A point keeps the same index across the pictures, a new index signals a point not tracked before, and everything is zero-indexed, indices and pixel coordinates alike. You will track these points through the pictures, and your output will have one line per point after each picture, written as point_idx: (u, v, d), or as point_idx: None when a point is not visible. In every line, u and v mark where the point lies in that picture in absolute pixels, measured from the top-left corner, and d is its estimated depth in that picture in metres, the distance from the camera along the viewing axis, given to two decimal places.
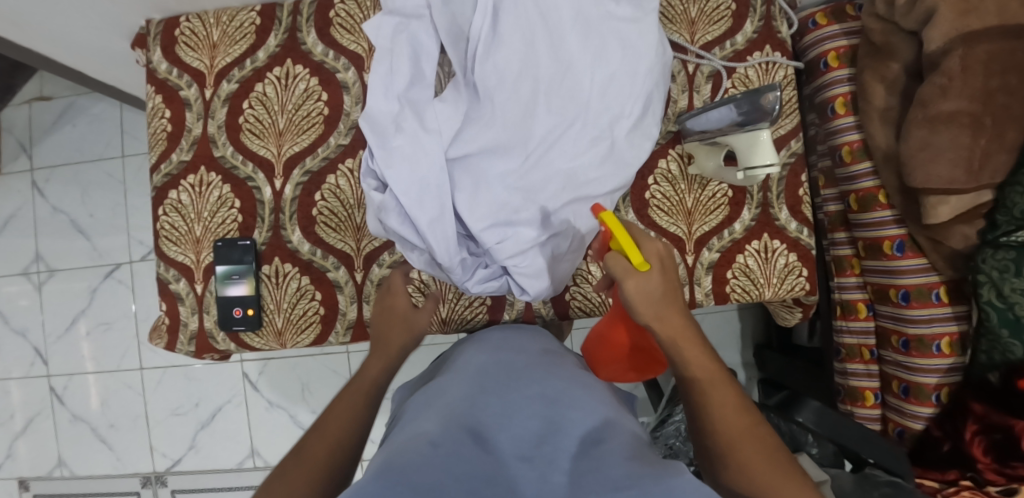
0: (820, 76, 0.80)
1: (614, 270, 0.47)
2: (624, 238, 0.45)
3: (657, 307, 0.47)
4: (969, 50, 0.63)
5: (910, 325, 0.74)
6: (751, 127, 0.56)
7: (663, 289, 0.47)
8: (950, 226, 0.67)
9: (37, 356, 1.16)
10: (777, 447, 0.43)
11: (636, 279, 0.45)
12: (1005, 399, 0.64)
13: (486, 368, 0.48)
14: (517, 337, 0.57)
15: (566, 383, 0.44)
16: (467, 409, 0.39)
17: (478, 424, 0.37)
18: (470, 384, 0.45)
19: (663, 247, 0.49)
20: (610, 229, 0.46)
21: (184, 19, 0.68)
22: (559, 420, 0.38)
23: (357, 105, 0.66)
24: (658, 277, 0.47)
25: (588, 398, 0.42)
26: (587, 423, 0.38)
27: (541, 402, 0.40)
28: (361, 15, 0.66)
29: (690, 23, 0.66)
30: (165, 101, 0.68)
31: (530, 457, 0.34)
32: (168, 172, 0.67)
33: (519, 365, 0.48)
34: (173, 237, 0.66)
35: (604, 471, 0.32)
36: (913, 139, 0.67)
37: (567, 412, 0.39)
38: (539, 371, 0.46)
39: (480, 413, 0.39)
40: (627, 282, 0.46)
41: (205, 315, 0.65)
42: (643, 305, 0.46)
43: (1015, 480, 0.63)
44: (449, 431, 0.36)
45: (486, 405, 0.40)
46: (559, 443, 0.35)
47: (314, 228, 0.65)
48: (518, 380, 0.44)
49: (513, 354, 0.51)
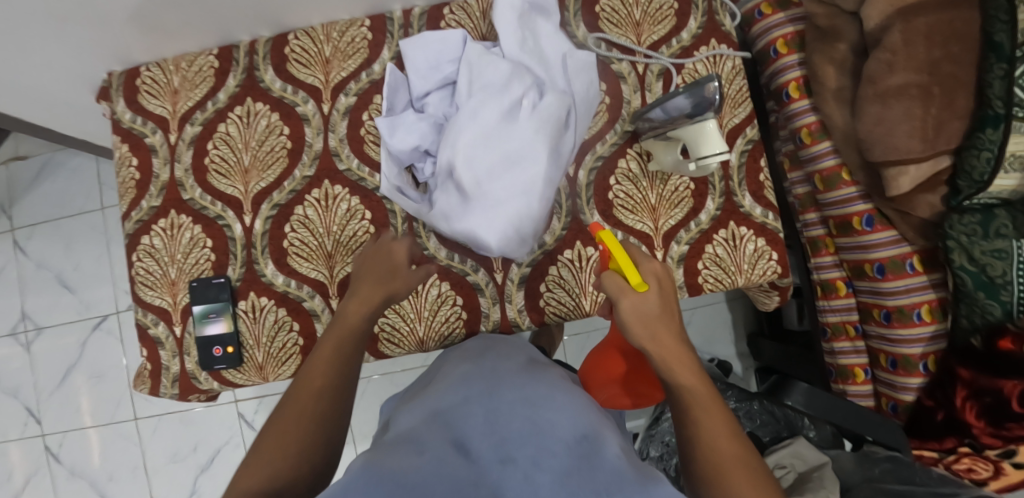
0: (771, 64, 0.82)
1: (610, 288, 0.49)
2: (621, 257, 0.48)
3: (651, 328, 0.47)
4: (909, 24, 0.65)
5: (890, 298, 0.75)
6: (700, 117, 0.56)
7: (661, 312, 0.47)
8: (913, 195, 0.68)
9: (31, 416, 1.15)
10: (769, 480, 0.40)
11: (632, 297, 0.47)
12: (989, 362, 0.65)
13: (469, 375, 0.49)
14: (500, 345, 0.57)
15: (548, 387, 0.45)
16: (452, 420, 0.41)
17: (462, 434, 0.39)
18: (454, 392, 0.46)
19: (661, 266, 0.50)
20: (606, 243, 0.49)
21: (145, 68, 0.70)
22: (541, 421, 0.39)
23: (319, 135, 0.67)
24: (656, 297, 0.48)
25: (569, 399, 0.44)
26: (571, 422, 0.40)
27: (524, 406, 0.42)
28: (316, 48, 0.68)
29: (635, 26, 0.68)
30: (132, 149, 0.69)
31: (512, 461, 0.35)
32: (139, 219, 0.68)
33: (502, 372, 0.49)
34: (148, 281, 0.66)
35: (589, 475, 0.34)
36: (868, 115, 0.68)
37: (548, 412, 0.40)
38: (524, 377, 0.47)
39: (464, 421, 0.40)
40: (623, 301, 0.48)
41: (186, 357, 0.65)
42: (637, 325, 0.47)
43: (1011, 441, 0.64)
44: (435, 439, 0.38)
45: (470, 414, 0.41)
46: (544, 444, 0.36)
47: (286, 260, 0.66)
48: (499, 386, 0.45)
49: (497, 361, 0.51)
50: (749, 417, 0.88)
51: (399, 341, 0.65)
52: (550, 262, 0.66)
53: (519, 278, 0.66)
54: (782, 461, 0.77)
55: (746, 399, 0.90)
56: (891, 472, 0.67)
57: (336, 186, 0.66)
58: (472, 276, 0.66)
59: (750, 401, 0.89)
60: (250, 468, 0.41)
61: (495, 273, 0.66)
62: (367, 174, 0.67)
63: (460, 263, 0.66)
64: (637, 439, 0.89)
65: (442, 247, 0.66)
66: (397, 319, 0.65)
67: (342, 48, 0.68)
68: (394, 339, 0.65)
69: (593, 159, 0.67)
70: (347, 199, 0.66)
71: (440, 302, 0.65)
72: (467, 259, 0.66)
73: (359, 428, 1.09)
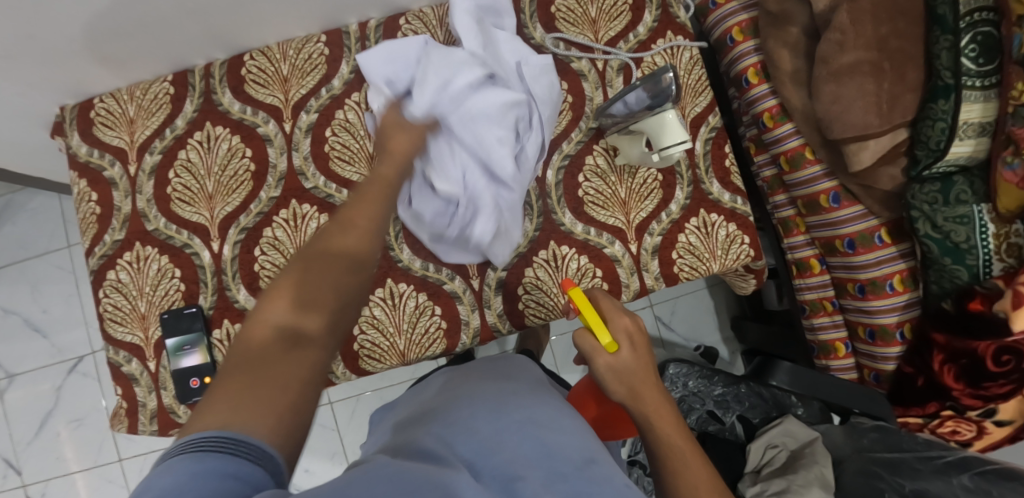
0: (729, 51, 0.83)
1: (584, 348, 0.48)
2: (591, 316, 0.47)
3: (630, 382, 0.47)
4: (854, 4, 0.67)
5: (862, 271, 0.76)
6: (659, 109, 0.58)
7: (636, 365, 0.47)
8: (876, 168, 0.70)
9: (9, 467, 1.11)
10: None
11: (605, 357, 0.47)
12: (962, 324, 0.66)
13: (476, 396, 0.47)
14: (508, 368, 0.56)
15: (554, 408, 0.45)
16: (455, 442, 0.39)
17: (468, 456, 0.37)
18: (457, 410, 0.44)
19: (633, 322, 0.49)
20: (576, 306, 0.48)
21: (98, 99, 0.68)
22: (549, 444, 0.39)
23: (282, 155, 0.66)
24: (629, 351, 0.47)
25: (575, 424, 0.44)
26: (576, 444, 0.40)
27: (530, 426, 0.41)
28: (273, 68, 0.67)
29: (592, 23, 0.69)
30: (90, 184, 0.67)
31: (522, 479, 0.35)
32: (104, 254, 0.66)
33: (508, 393, 0.47)
34: (118, 318, 0.65)
35: None
36: (825, 94, 0.69)
37: (556, 435, 0.41)
38: (529, 398, 0.46)
39: (467, 444, 0.39)
40: (596, 360, 0.47)
41: (163, 391, 0.64)
42: (613, 382, 0.47)
43: (991, 400, 0.65)
44: (445, 459, 0.36)
45: (476, 433, 0.40)
46: (554, 465, 0.37)
47: (259, 283, 0.64)
48: (505, 405, 0.44)
49: (506, 383, 0.50)
50: (738, 400, 0.89)
51: (380, 357, 0.65)
52: (525, 264, 0.66)
53: (496, 283, 0.66)
54: (774, 440, 0.78)
55: (733, 383, 0.90)
56: (881, 442, 0.68)
57: (304, 204, 0.65)
58: (449, 285, 0.65)
59: (738, 385, 0.90)
60: (269, 313, 0.37)
61: (472, 280, 0.66)
62: (335, 190, 0.66)
63: (436, 273, 0.65)
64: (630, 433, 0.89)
65: (416, 258, 0.65)
66: (376, 334, 0.64)
67: (300, 65, 0.67)
68: (375, 355, 0.65)
69: (560, 158, 0.67)
70: (316, 217, 0.65)
71: (418, 314, 0.65)
72: (442, 268, 0.65)
73: (351, 448, 1.08)
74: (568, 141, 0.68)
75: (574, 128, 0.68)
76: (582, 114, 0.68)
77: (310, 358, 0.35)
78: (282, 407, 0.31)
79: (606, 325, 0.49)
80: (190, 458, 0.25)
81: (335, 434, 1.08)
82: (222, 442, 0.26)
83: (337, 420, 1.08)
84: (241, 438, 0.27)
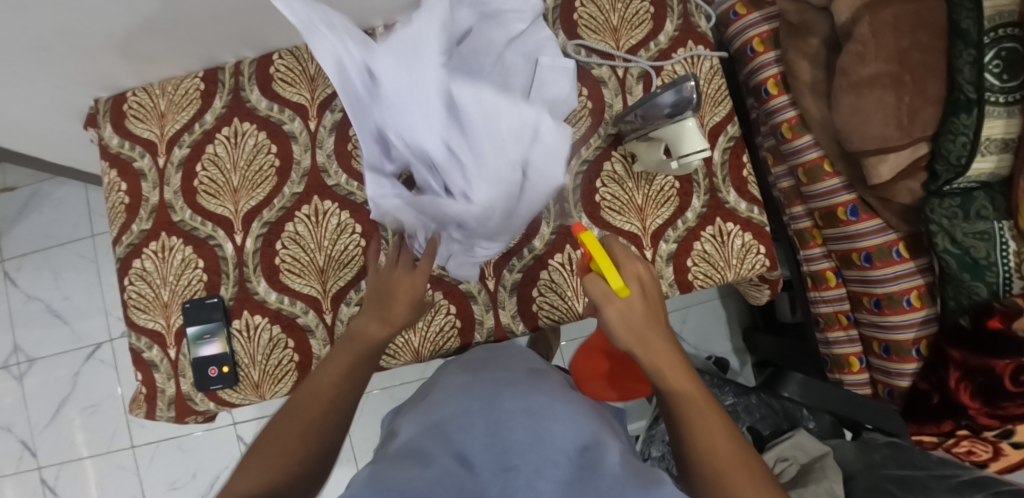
0: (749, 62, 0.83)
1: (594, 294, 0.49)
2: (603, 261, 0.47)
3: (641, 334, 0.47)
4: (876, 16, 0.67)
5: (879, 285, 0.75)
6: (679, 117, 0.58)
7: (647, 314, 0.48)
8: (895, 182, 0.69)
9: (25, 449, 1.13)
10: (767, 478, 0.42)
11: (617, 303, 0.47)
12: (979, 340, 0.65)
13: (469, 387, 0.49)
14: (500, 358, 0.57)
15: (549, 397, 0.46)
16: (453, 434, 0.42)
17: (464, 448, 0.40)
18: (453, 404, 0.46)
19: (645, 269, 0.50)
20: (588, 250, 0.47)
21: (131, 93, 0.71)
22: (543, 431, 0.40)
23: (306, 152, 0.68)
24: (641, 300, 0.48)
25: (569, 409, 0.44)
26: (573, 432, 0.41)
27: (525, 417, 0.42)
28: (300, 67, 0.69)
29: (613, 31, 0.70)
30: (120, 174, 0.69)
31: (515, 468, 0.37)
32: (130, 242, 0.68)
33: (502, 384, 0.48)
34: (141, 305, 0.66)
35: (592, 482, 0.35)
36: (843, 106, 0.69)
37: (551, 423, 0.41)
38: (523, 388, 0.47)
39: (466, 435, 0.41)
40: (608, 306, 0.48)
41: (182, 378, 0.65)
42: (625, 332, 0.47)
43: (1008, 421, 0.65)
44: (437, 454, 0.39)
45: (471, 425, 0.42)
46: (548, 452, 0.38)
47: (279, 276, 0.66)
48: (500, 396, 0.45)
49: (498, 373, 0.51)
50: (749, 411, 0.88)
51: (394, 353, 0.65)
52: (541, 266, 0.66)
53: (511, 284, 0.66)
54: (784, 454, 0.77)
55: (744, 394, 0.90)
56: (892, 458, 0.68)
57: (326, 201, 0.67)
58: (464, 285, 0.66)
59: (748, 395, 0.89)
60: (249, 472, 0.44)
61: (487, 280, 0.66)
62: (356, 188, 0.67)
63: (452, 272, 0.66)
64: (639, 440, 0.89)
65: None
66: None
67: None
68: (390, 351, 0.65)
69: (578, 163, 0.68)
70: (337, 214, 0.66)
71: (433, 312, 0.65)
72: None
73: (359, 445, 1.09)
74: (587, 145, 0.68)
75: (594, 133, 0.69)
76: (602, 120, 0.69)
77: None
78: None
79: (619, 271, 0.50)
80: None
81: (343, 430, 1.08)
82: None
83: None
84: None
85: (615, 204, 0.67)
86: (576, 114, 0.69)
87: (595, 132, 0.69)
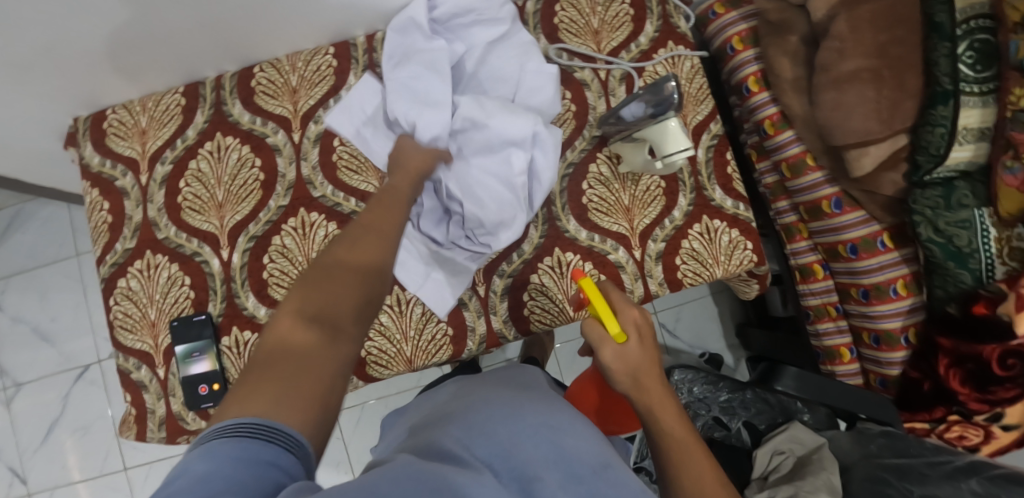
0: (729, 60, 0.84)
1: (591, 336, 0.50)
2: (599, 305, 0.48)
3: (635, 373, 0.48)
4: (853, 13, 0.68)
5: (865, 276, 0.76)
6: (662, 116, 0.59)
7: (643, 357, 0.48)
8: (878, 174, 0.70)
9: (15, 476, 1.11)
10: None
11: (613, 346, 0.48)
12: (966, 328, 0.66)
13: (488, 399, 0.47)
14: (518, 374, 0.57)
15: (569, 412, 0.46)
16: (476, 437, 0.39)
17: (489, 455, 0.37)
18: (472, 411, 0.44)
19: (641, 315, 0.51)
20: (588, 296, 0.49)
21: (111, 111, 0.70)
22: (565, 446, 0.40)
23: (292, 164, 0.67)
24: (636, 344, 0.48)
25: (589, 427, 0.45)
26: (591, 448, 0.41)
27: (545, 429, 0.41)
28: (282, 79, 0.69)
29: (594, 34, 0.70)
30: (102, 193, 0.68)
31: (540, 480, 0.36)
32: (115, 262, 0.67)
33: (522, 396, 0.48)
34: (128, 325, 0.65)
35: None
36: (826, 101, 0.70)
37: (571, 438, 0.41)
38: (543, 402, 0.47)
39: (489, 440, 0.39)
40: (603, 349, 0.48)
41: (172, 398, 0.64)
42: (620, 371, 0.48)
43: (997, 405, 0.65)
44: (465, 457, 0.36)
45: (494, 433, 0.40)
46: (572, 467, 0.38)
47: (267, 291, 0.65)
48: (522, 408, 0.45)
49: (521, 388, 0.51)
50: (744, 406, 0.89)
51: (386, 363, 0.65)
52: (530, 271, 0.66)
53: (501, 289, 0.66)
54: (781, 447, 0.78)
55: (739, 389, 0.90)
56: (889, 448, 0.67)
57: (312, 213, 0.66)
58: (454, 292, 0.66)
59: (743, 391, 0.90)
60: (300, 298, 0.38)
61: (477, 286, 0.66)
62: (342, 199, 0.67)
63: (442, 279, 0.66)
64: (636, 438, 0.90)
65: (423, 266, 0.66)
66: (384, 341, 0.65)
67: (309, 76, 0.69)
68: (382, 362, 0.65)
69: (564, 166, 0.68)
70: (324, 225, 0.66)
71: (424, 320, 0.65)
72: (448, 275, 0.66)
73: (357, 457, 1.08)
74: (572, 147, 0.69)
75: (578, 136, 0.69)
76: (587, 121, 0.69)
77: (343, 345, 0.36)
78: (320, 388, 0.32)
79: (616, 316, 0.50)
80: (226, 443, 0.26)
81: (340, 443, 1.07)
82: (260, 429, 0.27)
83: (343, 429, 1.08)
84: (272, 426, 0.28)
85: (602, 205, 0.67)
86: (561, 117, 0.69)
87: (579, 135, 0.69)
